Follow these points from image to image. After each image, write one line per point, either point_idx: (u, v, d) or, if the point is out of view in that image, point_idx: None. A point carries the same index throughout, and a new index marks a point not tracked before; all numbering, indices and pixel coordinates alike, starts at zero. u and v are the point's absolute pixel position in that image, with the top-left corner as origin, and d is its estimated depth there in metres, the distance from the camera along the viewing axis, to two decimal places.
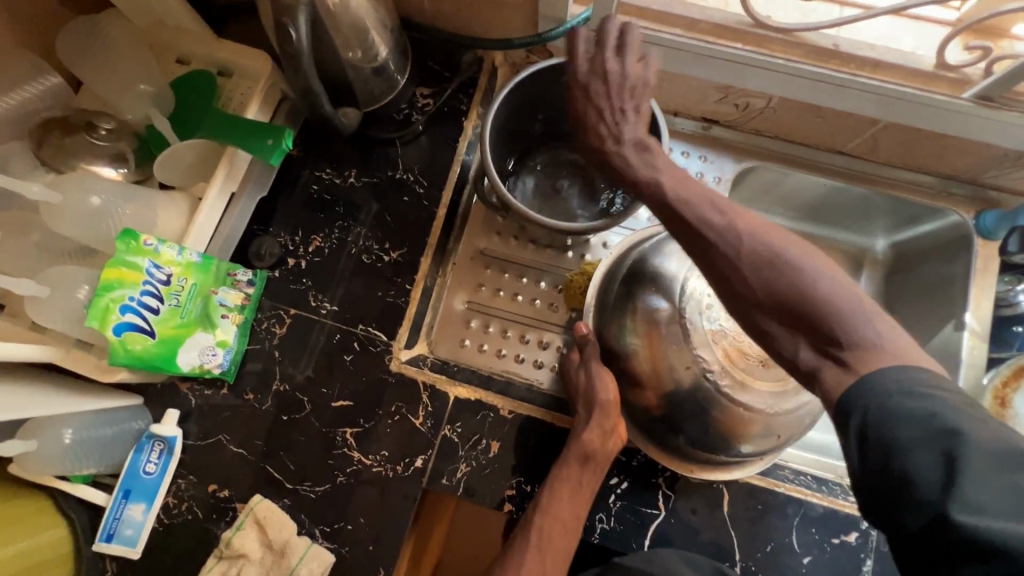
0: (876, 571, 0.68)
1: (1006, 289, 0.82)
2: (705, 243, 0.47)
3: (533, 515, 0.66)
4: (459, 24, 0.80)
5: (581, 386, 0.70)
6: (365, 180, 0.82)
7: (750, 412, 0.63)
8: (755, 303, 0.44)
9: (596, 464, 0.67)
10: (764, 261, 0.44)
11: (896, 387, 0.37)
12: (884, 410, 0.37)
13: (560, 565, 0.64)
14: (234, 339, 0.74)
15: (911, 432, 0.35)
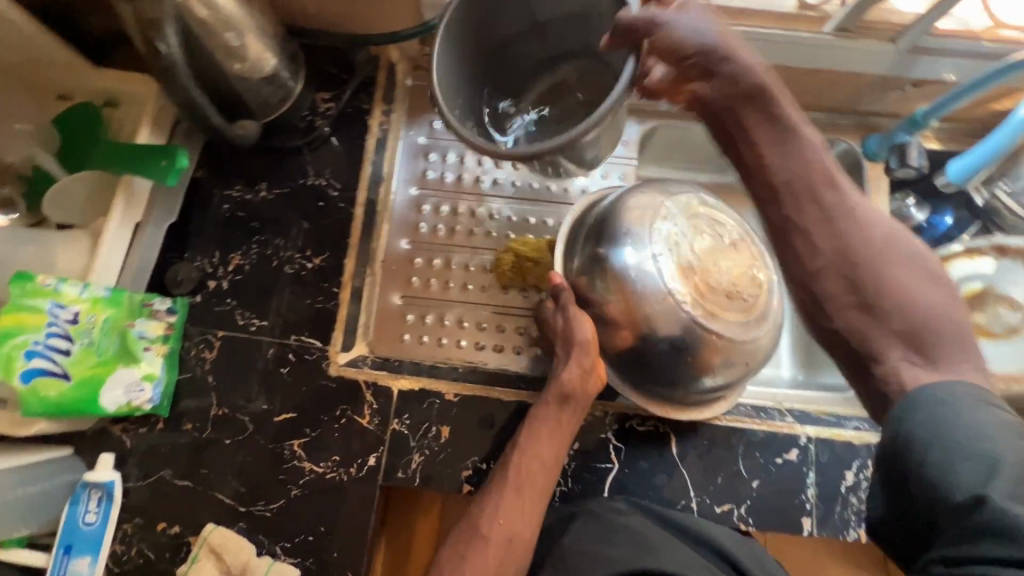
0: (819, 482, 0.73)
1: (899, 205, 0.88)
2: (845, 230, 0.48)
3: (510, 456, 0.67)
4: (348, 25, 0.81)
5: (560, 331, 0.71)
6: (277, 192, 0.81)
7: (721, 343, 0.67)
8: (860, 304, 0.46)
9: (574, 404, 0.69)
10: (886, 270, 0.46)
11: (940, 398, 0.40)
12: (927, 414, 0.40)
13: (540, 504, 0.65)
14: (162, 370, 0.71)
15: (951, 435, 0.38)
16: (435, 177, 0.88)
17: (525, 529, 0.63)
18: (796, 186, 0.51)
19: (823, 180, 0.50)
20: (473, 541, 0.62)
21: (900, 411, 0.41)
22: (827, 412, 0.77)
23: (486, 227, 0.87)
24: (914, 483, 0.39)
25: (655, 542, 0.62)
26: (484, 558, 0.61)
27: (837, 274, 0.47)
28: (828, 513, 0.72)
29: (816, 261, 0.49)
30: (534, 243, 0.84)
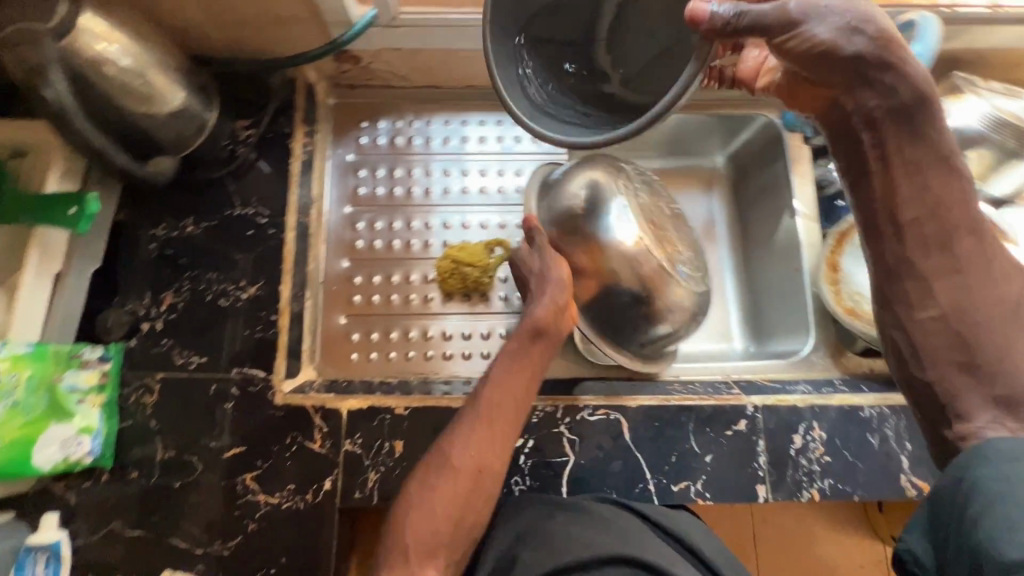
0: (769, 448, 0.75)
1: (824, 171, 0.95)
2: (978, 290, 0.55)
3: (482, 390, 0.70)
4: (256, 49, 0.80)
5: (536, 270, 0.77)
6: (204, 225, 0.80)
7: (671, 290, 0.78)
8: (948, 357, 0.55)
9: (547, 339, 0.73)
10: (982, 319, 0.54)
11: (999, 456, 0.47)
12: (984, 472, 0.47)
13: (510, 433, 0.68)
14: (100, 421, 0.70)
15: (997, 484, 0.46)
16: (367, 192, 0.90)
17: (492, 458, 0.66)
18: (929, 225, 0.55)
19: (959, 226, 0.55)
20: (441, 467, 0.65)
21: (971, 457, 0.49)
22: (772, 377, 0.83)
23: (422, 238, 0.89)
24: (958, 522, 0.47)
25: (610, 521, 0.64)
26: (449, 483, 0.64)
27: (936, 328, 0.55)
28: (780, 477, 0.74)
29: (927, 305, 0.56)
30: (472, 248, 0.84)
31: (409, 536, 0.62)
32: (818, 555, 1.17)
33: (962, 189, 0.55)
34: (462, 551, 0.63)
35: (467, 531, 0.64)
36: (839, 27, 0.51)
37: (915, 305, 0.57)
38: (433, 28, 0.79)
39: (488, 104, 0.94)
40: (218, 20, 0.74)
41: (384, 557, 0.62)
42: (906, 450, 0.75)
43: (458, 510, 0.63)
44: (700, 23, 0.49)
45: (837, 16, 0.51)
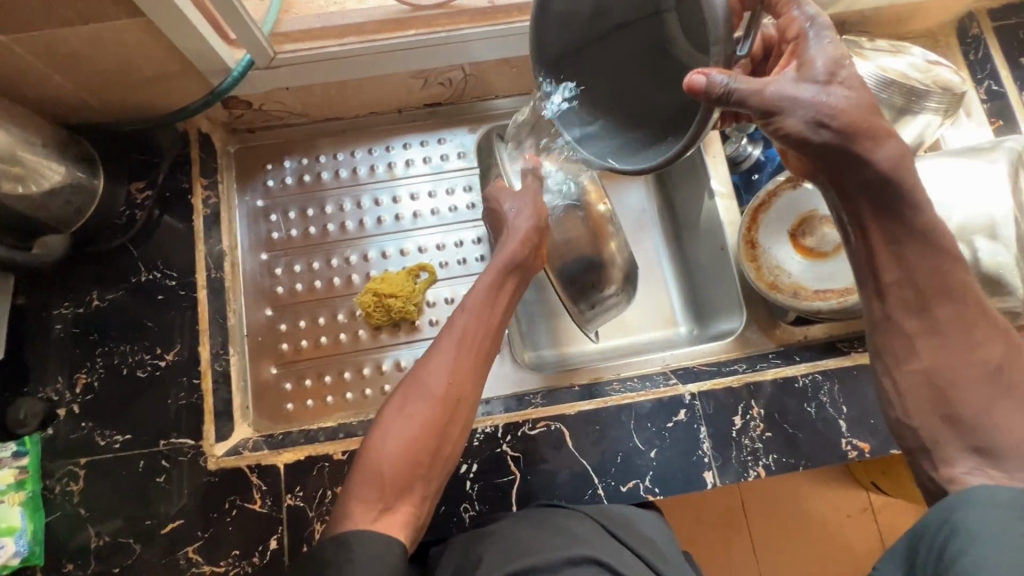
0: (711, 434, 0.75)
1: (737, 147, 0.95)
2: (956, 350, 0.55)
3: (458, 318, 0.71)
4: (137, 107, 0.77)
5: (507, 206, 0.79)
6: (110, 297, 0.77)
7: (610, 243, 0.84)
8: (927, 408, 0.56)
9: (521, 274, 0.77)
10: (961, 379, 0.55)
11: (983, 502, 0.49)
12: (963, 515, 0.49)
13: (485, 364, 0.70)
14: (23, 519, 0.68)
15: (974, 527, 0.48)
16: (282, 236, 0.88)
17: (472, 390, 0.68)
18: (906, 290, 0.56)
19: (937, 293, 0.55)
20: (421, 397, 0.65)
21: (953, 501, 0.51)
22: (708, 361, 0.85)
23: (345, 274, 0.88)
24: (935, 559, 0.49)
25: (567, 526, 0.66)
26: (430, 411, 0.64)
27: (921, 383, 0.56)
28: (725, 460, 0.75)
29: (911, 362, 0.57)
30: (394, 279, 0.84)
31: (387, 465, 0.61)
32: (806, 511, 1.23)
33: (942, 261, 0.55)
34: (434, 487, 0.64)
35: (441, 465, 0.65)
36: (808, 118, 0.54)
37: (903, 359, 0.58)
38: (315, 63, 0.76)
39: (394, 129, 0.92)
40: (85, 84, 0.70)
41: (357, 490, 0.60)
42: (843, 414, 0.76)
43: (437, 439, 0.64)
44: (699, 95, 0.49)
45: (808, 109, 0.54)
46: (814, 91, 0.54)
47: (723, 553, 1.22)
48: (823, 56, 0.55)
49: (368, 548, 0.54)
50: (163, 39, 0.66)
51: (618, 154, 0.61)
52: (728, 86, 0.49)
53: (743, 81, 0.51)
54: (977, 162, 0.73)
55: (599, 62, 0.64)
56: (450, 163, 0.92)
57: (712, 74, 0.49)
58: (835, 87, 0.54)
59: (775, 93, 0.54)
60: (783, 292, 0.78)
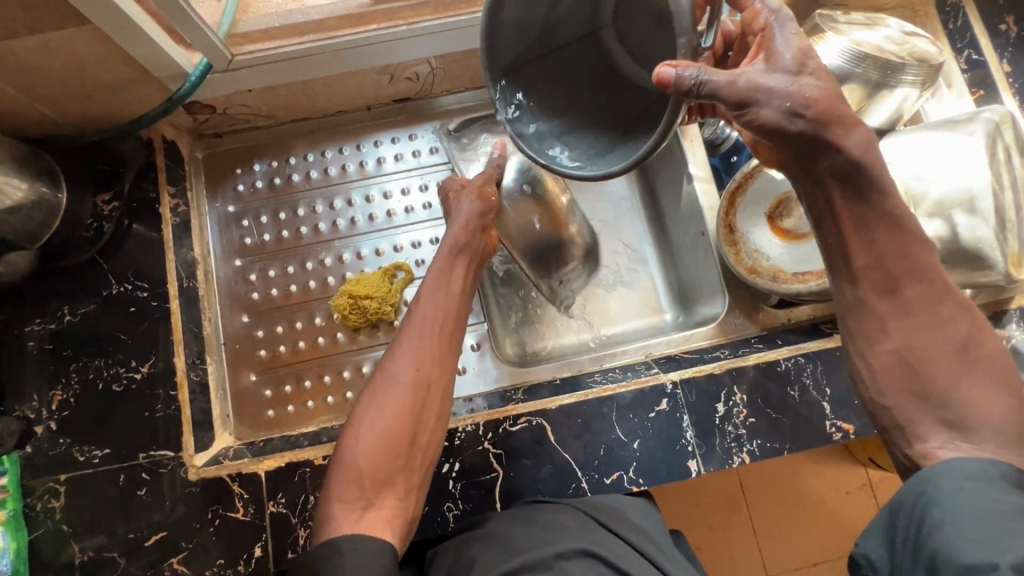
0: (694, 422, 0.75)
1: (714, 130, 0.94)
2: (919, 330, 0.55)
3: (414, 306, 0.71)
4: (97, 117, 0.76)
5: (455, 196, 0.80)
6: (82, 311, 0.76)
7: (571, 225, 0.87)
8: (901, 389, 0.55)
9: (473, 255, 0.76)
10: (936, 359, 0.54)
11: (961, 473, 0.48)
12: (940, 486, 0.48)
13: (451, 348, 0.70)
14: (4, 539, 0.68)
15: (950, 498, 0.47)
16: (255, 242, 0.87)
17: (442, 376, 0.67)
18: (876, 273, 0.56)
19: (905, 274, 0.55)
20: (391, 389, 0.65)
21: (930, 472, 0.50)
22: (692, 348, 0.84)
23: (321, 277, 0.87)
24: (908, 527, 0.49)
25: (551, 520, 0.65)
26: (401, 402, 0.64)
27: (892, 363, 0.55)
28: (709, 448, 0.74)
29: (882, 342, 0.56)
30: (369, 280, 0.84)
31: (364, 461, 0.61)
32: (804, 489, 1.23)
33: (907, 243, 0.55)
34: (416, 479, 0.63)
35: (421, 458, 0.64)
36: (783, 109, 0.52)
37: (874, 339, 0.57)
38: (275, 63, 0.75)
39: (364, 127, 0.91)
40: (40, 96, 0.69)
41: (337, 490, 0.59)
42: (826, 396, 0.75)
43: (412, 433, 0.63)
44: (668, 88, 0.47)
45: (784, 99, 0.52)
46: (787, 81, 0.52)
47: (723, 534, 1.22)
48: (792, 46, 0.53)
49: (359, 552, 0.53)
50: (115, 46, 0.65)
51: (572, 160, 0.59)
52: (698, 78, 0.47)
53: (713, 73, 0.49)
54: (951, 136, 0.72)
55: (549, 72, 0.63)
56: (422, 160, 0.90)
57: (681, 67, 0.46)
58: (807, 77, 0.53)
59: (747, 85, 0.51)
60: (762, 276, 0.77)
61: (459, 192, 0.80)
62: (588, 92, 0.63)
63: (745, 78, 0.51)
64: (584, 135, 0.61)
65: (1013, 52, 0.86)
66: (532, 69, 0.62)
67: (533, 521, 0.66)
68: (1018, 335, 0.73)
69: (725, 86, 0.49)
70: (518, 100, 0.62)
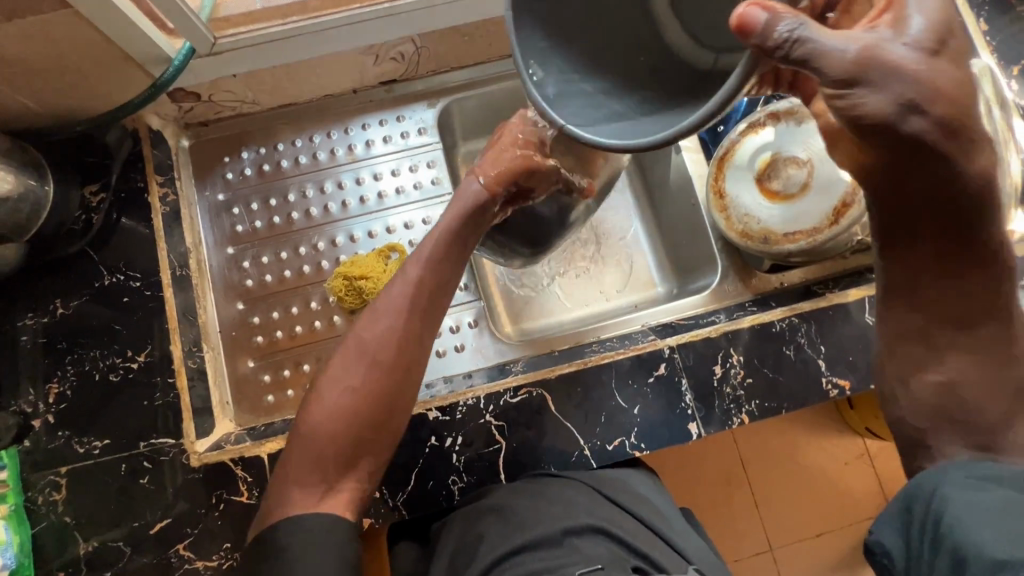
0: (693, 386, 0.76)
1: None
2: (977, 370, 0.57)
3: (415, 272, 0.65)
4: (81, 106, 0.75)
5: (500, 158, 0.70)
6: (74, 304, 0.75)
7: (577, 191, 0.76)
8: (929, 409, 0.59)
9: (483, 222, 0.70)
10: (981, 386, 0.57)
11: (968, 478, 0.52)
12: (949, 488, 0.52)
13: (427, 326, 0.65)
14: (7, 533, 0.67)
15: (960, 497, 0.50)
16: (246, 229, 0.87)
17: (421, 355, 0.64)
18: (948, 305, 0.56)
19: (980, 312, 0.56)
20: (361, 363, 0.61)
21: (937, 476, 0.53)
22: (687, 315, 0.85)
23: (314, 261, 0.86)
24: (929, 529, 0.51)
25: (557, 493, 0.66)
26: (373, 381, 0.61)
27: (939, 395, 0.58)
28: (709, 410, 0.75)
29: (934, 372, 0.59)
30: (364, 262, 0.84)
31: (326, 444, 0.58)
32: (805, 462, 1.25)
33: (997, 283, 0.55)
34: (385, 455, 0.61)
35: (385, 441, 0.61)
36: (899, 101, 0.44)
37: (924, 368, 0.60)
38: (258, 46, 0.74)
39: (350, 110, 0.90)
40: (21, 85, 0.69)
41: (297, 471, 0.57)
42: (821, 353, 0.76)
43: (382, 415, 0.60)
44: (749, 33, 0.42)
45: (905, 86, 0.44)
46: (917, 61, 0.44)
47: (726, 509, 1.23)
48: (924, 18, 0.45)
49: (340, 528, 0.54)
50: (96, 31, 0.65)
51: (576, 111, 0.56)
52: (794, 31, 0.42)
53: (827, 36, 0.43)
54: None
55: (569, 13, 0.58)
56: (412, 141, 0.90)
57: (772, 12, 0.42)
58: (943, 59, 0.45)
59: (862, 52, 0.44)
60: (754, 240, 0.79)
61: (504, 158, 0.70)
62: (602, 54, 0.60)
63: (861, 46, 0.44)
64: (595, 99, 0.58)
65: (989, 12, 0.88)
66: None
67: (536, 492, 0.67)
68: None
69: (835, 55, 0.43)
70: (537, 41, 0.56)
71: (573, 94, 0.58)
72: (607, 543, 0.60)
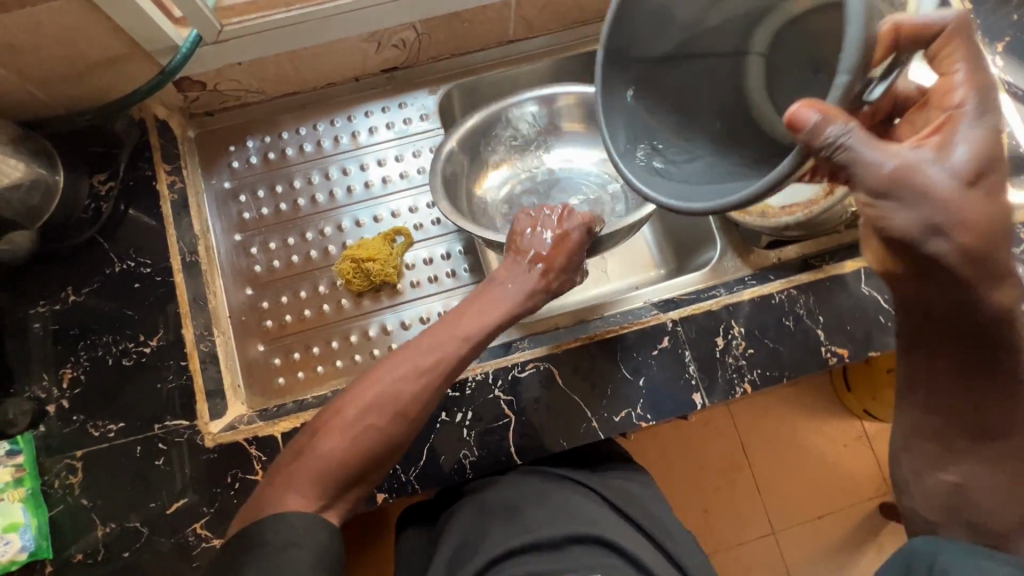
0: (696, 357, 0.77)
1: None
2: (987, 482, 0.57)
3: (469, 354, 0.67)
4: (89, 95, 0.76)
5: (562, 246, 0.75)
6: (85, 291, 0.76)
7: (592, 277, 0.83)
8: (935, 504, 0.60)
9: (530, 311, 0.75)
10: (988, 486, 0.57)
11: (965, 548, 0.54)
12: (947, 557, 0.53)
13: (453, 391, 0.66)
14: (26, 515, 0.68)
15: (958, 568, 0.52)
16: (253, 216, 0.88)
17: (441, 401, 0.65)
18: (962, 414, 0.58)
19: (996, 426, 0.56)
20: (381, 406, 0.61)
21: (936, 543, 0.55)
22: (687, 291, 0.86)
23: (321, 246, 0.88)
24: None
25: (562, 504, 0.68)
26: (388, 421, 0.61)
27: (949, 495, 0.59)
28: (712, 381, 0.77)
29: (945, 472, 0.59)
30: (370, 244, 0.85)
31: (333, 462, 0.58)
32: (805, 444, 1.26)
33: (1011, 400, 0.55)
34: (385, 467, 0.63)
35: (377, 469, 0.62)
36: (921, 219, 0.47)
37: (937, 466, 0.60)
38: (262, 34, 0.76)
39: (353, 99, 0.92)
40: (30, 75, 0.70)
41: (303, 482, 0.57)
42: (820, 323, 0.78)
43: (383, 454, 0.61)
44: (800, 130, 0.47)
45: (929, 208, 0.47)
46: (947, 190, 0.47)
47: (729, 493, 1.25)
48: (967, 148, 0.47)
49: (323, 534, 0.54)
50: (104, 17, 0.66)
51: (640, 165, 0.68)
52: (839, 138, 0.46)
53: (872, 151, 0.47)
54: None
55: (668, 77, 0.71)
56: (414, 128, 0.91)
57: (826, 116, 0.46)
58: (974, 191, 0.47)
59: (896, 170, 0.47)
60: (751, 214, 0.81)
61: (534, 235, 0.76)
62: (684, 114, 0.72)
63: (899, 163, 0.47)
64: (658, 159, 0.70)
65: None
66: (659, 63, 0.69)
67: (536, 496, 0.69)
68: None
69: (873, 167, 0.47)
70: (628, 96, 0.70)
71: (644, 152, 0.70)
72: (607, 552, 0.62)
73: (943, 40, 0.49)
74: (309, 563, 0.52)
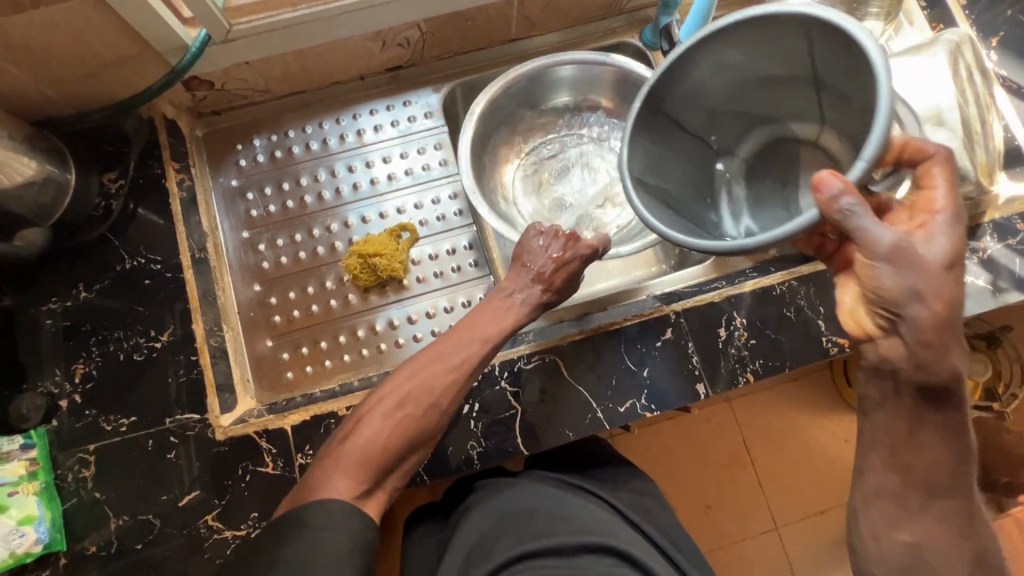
0: (699, 348, 0.79)
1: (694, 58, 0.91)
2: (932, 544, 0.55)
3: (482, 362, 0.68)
4: (100, 96, 0.78)
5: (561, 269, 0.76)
6: (96, 288, 0.77)
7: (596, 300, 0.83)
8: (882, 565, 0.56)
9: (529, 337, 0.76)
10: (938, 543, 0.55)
11: None
12: None
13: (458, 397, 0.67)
14: (40, 508, 0.69)
15: None
16: (260, 213, 0.89)
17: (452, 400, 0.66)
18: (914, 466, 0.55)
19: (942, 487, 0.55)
20: (395, 406, 0.63)
21: None
22: (690, 284, 0.87)
23: (327, 242, 0.89)
24: None
25: (568, 517, 0.66)
26: (403, 418, 0.63)
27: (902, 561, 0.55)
28: (715, 370, 0.78)
29: (899, 532, 0.56)
30: (377, 240, 0.86)
31: (355, 452, 0.60)
32: (806, 439, 1.27)
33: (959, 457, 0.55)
34: (398, 471, 0.63)
35: (394, 475, 0.62)
36: (908, 287, 0.50)
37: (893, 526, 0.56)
38: (268, 33, 0.77)
39: (358, 97, 0.93)
40: (43, 75, 0.71)
41: (325, 479, 0.58)
42: (820, 314, 0.79)
43: (394, 461, 0.62)
44: (822, 195, 0.50)
45: (918, 282, 0.50)
46: (934, 269, 0.50)
47: (732, 489, 1.26)
48: (952, 238, 0.52)
49: (351, 522, 0.55)
50: (115, 18, 0.67)
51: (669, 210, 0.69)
52: (851, 210, 0.49)
53: (877, 226, 0.49)
54: (917, 58, 0.78)
55: (697, 141, 0.74)
56: (417, 125, 0.93)
57: (844, 187, 0.49)
58: (952, 271, 0.51)
59: (895, 245, 0.50)
60: None
61: (537, 247, 0.77)
62: (696, 187, 0.75)
63: (897, 240, 0.50)
64: (681, 213, 0.72)
65: None
66: (697, 129, 0.73)
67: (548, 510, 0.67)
68: (993, 246, 0.77)
69: (877, 240, 0.50)
70: (670, 146, 0.72)
71: (670, 200, 0.71)
72: (623, 566, 0.60)
73: (926, 163, 0.55)
74: (349, 547, 0.53)
